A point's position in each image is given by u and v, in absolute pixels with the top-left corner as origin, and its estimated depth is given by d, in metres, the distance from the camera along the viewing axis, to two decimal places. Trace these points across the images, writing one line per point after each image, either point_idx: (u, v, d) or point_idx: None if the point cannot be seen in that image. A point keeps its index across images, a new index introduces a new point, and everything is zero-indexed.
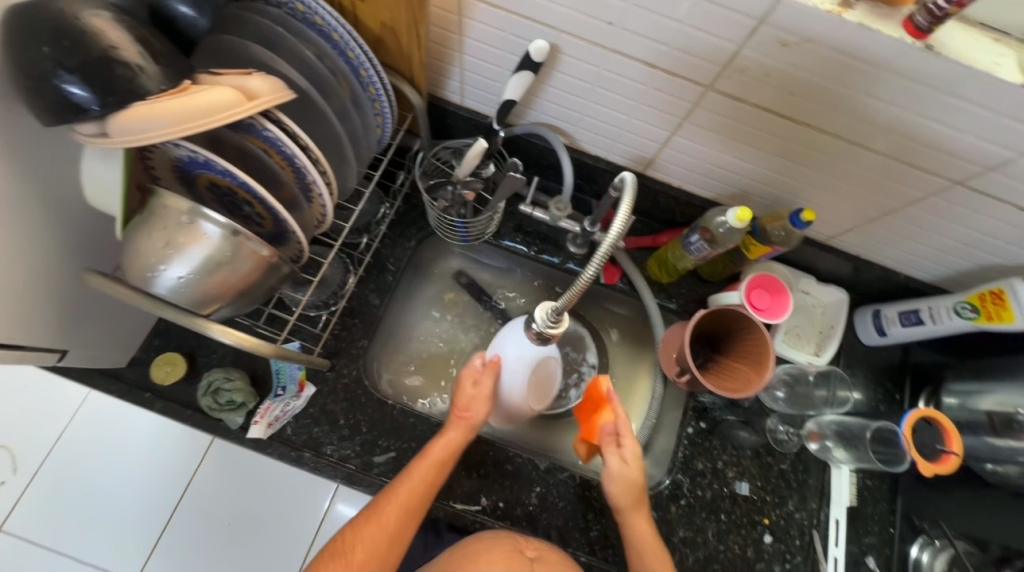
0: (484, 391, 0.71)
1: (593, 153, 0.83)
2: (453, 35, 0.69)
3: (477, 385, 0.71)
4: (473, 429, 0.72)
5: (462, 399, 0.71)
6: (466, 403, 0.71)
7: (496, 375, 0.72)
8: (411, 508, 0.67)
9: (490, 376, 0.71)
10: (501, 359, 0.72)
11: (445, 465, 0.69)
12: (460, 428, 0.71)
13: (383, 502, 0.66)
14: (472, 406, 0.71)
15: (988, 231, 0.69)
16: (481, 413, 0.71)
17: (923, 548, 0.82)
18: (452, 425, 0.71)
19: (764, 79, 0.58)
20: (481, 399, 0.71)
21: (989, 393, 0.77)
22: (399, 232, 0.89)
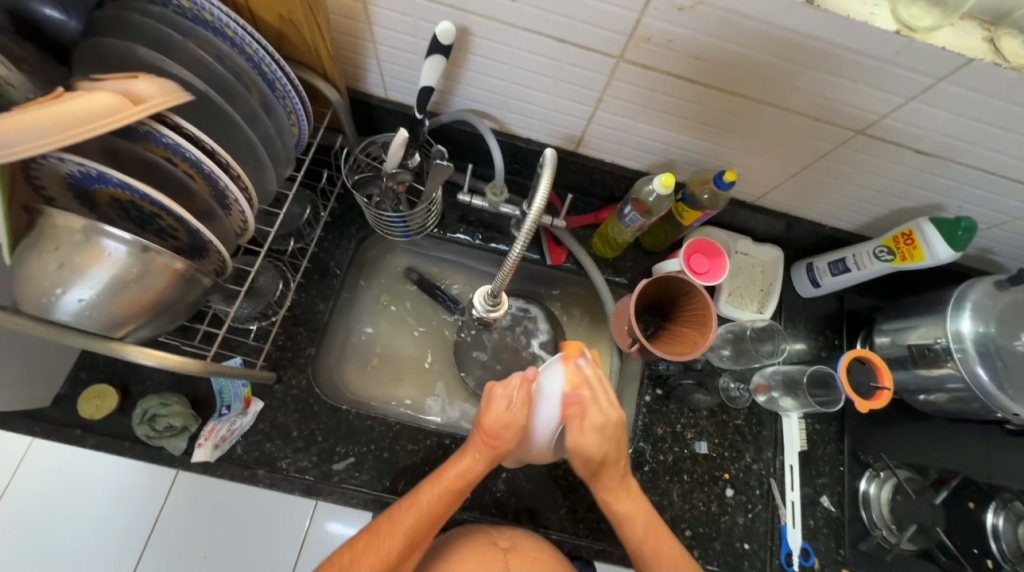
0: (518, 418, 0.64)
1: (524, 135, 0.83)
2: (360, 24, 0.66)
3: (512, 409, 0.64)
4: (498, 455, 0.66)
5: (493, 423, 0.64)
6: (496, 429, 0.65)
7: (532, 404, 0.64)
8: (415, 534, 0.63)
9: (526, 403, 0.64)
10: (541, 389, 0.64)
11: (461, 489, 0.66)
12: (484, 453, 0.66)
13: (386, 528, 0.62)
14: (502, 433, 0.65)
15: (898, 177, 0.72)
16: (511, 444, 0.65)
17: (870, 481, 0.86)
18: (478, 446, 0.66)
19: (671, 45, 0.59)
20: (513, 427, 0.64)
21: (914, 328, 0.80)
22: (338, 234, 0.87)
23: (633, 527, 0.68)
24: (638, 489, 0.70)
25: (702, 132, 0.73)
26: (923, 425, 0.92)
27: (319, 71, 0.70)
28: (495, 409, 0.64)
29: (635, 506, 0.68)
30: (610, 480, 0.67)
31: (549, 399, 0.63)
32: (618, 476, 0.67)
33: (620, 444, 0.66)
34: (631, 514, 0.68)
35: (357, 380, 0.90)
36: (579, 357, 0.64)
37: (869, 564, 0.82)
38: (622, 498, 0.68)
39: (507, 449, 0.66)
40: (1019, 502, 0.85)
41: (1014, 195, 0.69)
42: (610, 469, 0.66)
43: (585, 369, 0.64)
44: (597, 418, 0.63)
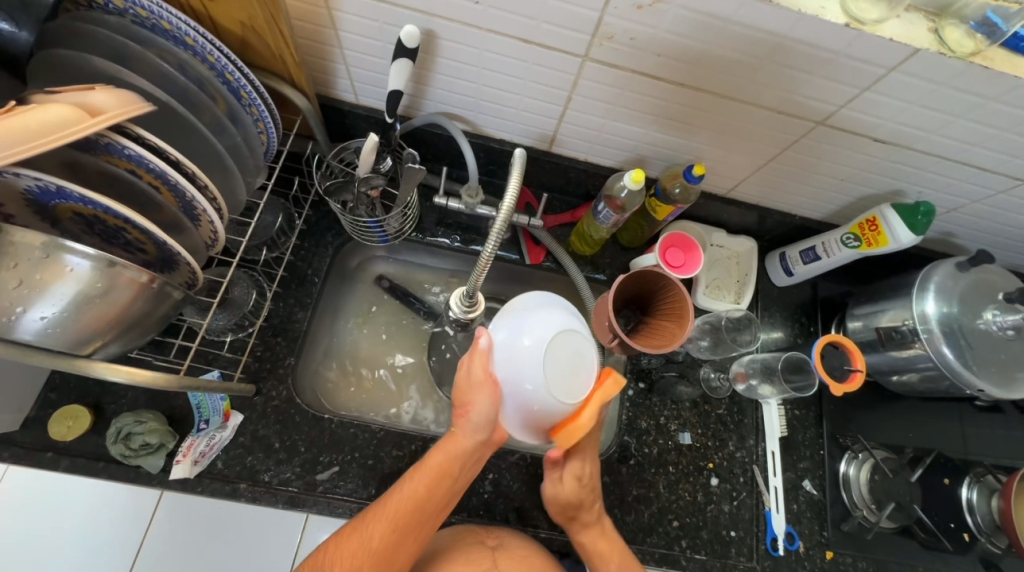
0: (478, 376, 0.59)
1: (497, 136, 0.83)
2: (326, 30, 0.66)
3: (469, 371, 0.60)
4: (475, 426, 0.62)
5: (458, 391, 0.62)
6: (464, 396, 0.62)
7: (489, 362, 0.58)
8: (397, 524, 0.61)
9: (482, 361, 0.58)
10: (492, 344, 0.58)
11: (445, 470, 0.63)
12: (464, 427, 0.63)
13: (370, 518, 0.61)
14: (468, 396, 0.61)
15: (859, 166, 0.74)
16: (479, 410, 0.60)
17: (850, 463, 0.88)
18: (456, 421, 0.64)
19: (633, 43, 0.60)
20: (477, 390, 0.60)
21: (884, 311, 0.83)
22: (315, 241, 0.87)
23: (606, 563, 0.69)
24: (610, 527, 0.72)
25: (670, 128, 0.74)
26: (898, 406, 0.94)
27: (286, 78, 0.70)
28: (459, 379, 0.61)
29: (607, 543, 0.70)
30: (584, 520, 0.70)
31: (500, 346, 0.58)
32: (592, 513, 0.71)
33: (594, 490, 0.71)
34: (605, 547, 0.70)
35: (340, 388, 0.90)
36: (530, 298, 0.59)
37: (851, 544, 0.84)
38: (598, 533, 0.70)
39: (478, 416, 0.61)
40: (990, 476, 0.88)
41: (968, 179, 0.72)
42: (581, 513, 0.70)
43: (544, 305, 0.58)
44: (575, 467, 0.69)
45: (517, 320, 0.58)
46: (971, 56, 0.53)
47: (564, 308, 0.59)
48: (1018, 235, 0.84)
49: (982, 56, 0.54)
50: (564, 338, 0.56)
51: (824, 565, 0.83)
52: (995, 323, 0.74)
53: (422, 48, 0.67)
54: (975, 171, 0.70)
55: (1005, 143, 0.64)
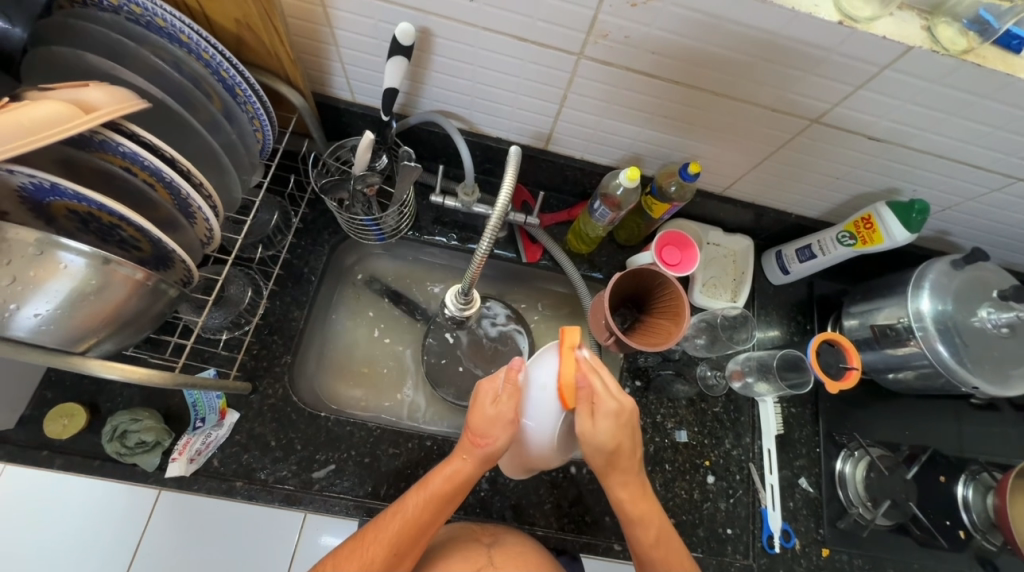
0: (507, 413, 0.59)
1: (494, 134, 0.83)
2: (321, 27, 0.66)
3: (500, 403, 0.59)
4: (487, 456, 0.61)
5: (478, 419, 0.60)
6: (483, 426, 0.60)
7: (521, 397, 0.60)
8: (397, 548, 0.59)
9: (515, 398, 0.59)
10: (529, 379, 0.59)
11: (450, 493, 0.62)
12: (473, 455, 0.61)
13: (370, 538, 0.60)
14: (485, 429, 0.60)
15: (853, 164, 0.74)
16: (500, 442, 0.60)
17: (846, 460, 0.88)
18: (466, 447, 0.62)
19: (627, 41, 0.60)
20: (501, 424, 0.59)
21: (880, 309, 0.83)
22: (311, 239, 0.87)
23: (644, 528, 0.63)
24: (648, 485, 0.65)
25: (666, 126, 0.74)
26: (894, 404, 0.95)
27: (282, 75, 0.70)
28: (481, 405, 0.60)
29: (645, 504, 0.63)
30: (622, 474, 0.62)
31: (539, 389, 0.59)
32: (631, 467, 0.62)
33: (632, 433, 0.60)
34: (645, 513, 0.63)
35: (336, 387, 0.90)
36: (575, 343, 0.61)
37: (848, 542, 0.84)
38: (638, 499, 0.63)
39: (494, 452, 0.60)
40: (986, 474, 0.89)
41: (962, 177, 0.72)
42: (620, 464, 0.61)
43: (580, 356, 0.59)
44: (609, 406, 0.57)
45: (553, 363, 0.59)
46: (964, 53, 0.54)
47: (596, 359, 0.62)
48: (1013, 234, 0.84)
49: (974, 54, 0.54)
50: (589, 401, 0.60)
51: (820, 563, 0.83)
52: (989, 320, 0.74)
53: (417, 46, 0.67)
54: (969, 169, 0.70)
55: (999, 141, 0.64)
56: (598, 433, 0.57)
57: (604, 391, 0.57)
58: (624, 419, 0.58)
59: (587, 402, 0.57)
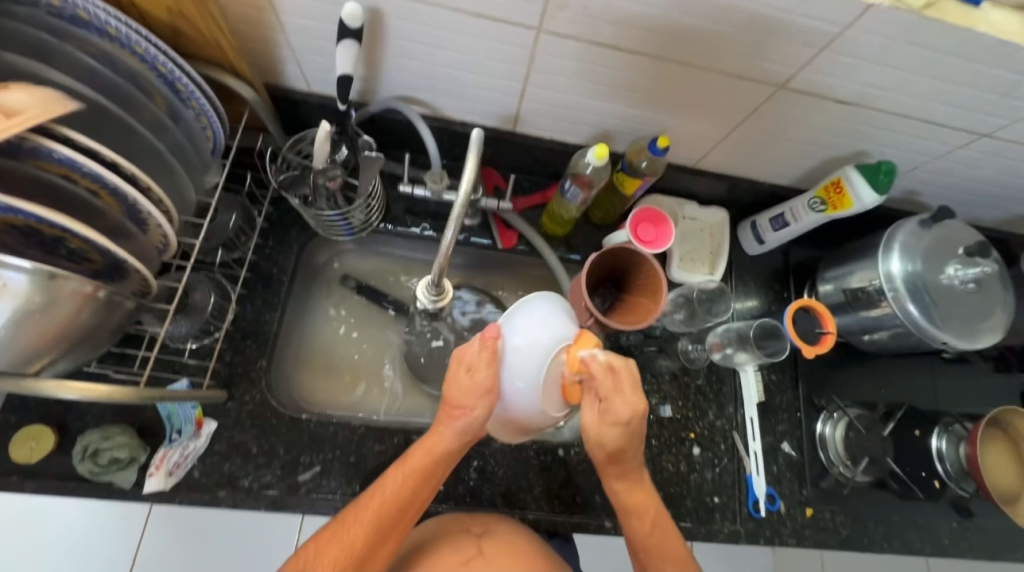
0: (483, 382, 0.58)
1: (459, 118, 0.81)
2: (266, 13, 0.62)
3: (476, 372, 0.58)
4: (464, 426, 0.60)
5: (453, 389, 0.59)
6: (458, 396, 0.60)
7: (499, 363, 0.58)
8: (380, 525, 0.59)
9: (491, 364, 0.58)
10: (506, 345, 0.58)
11: (429, 467, 0.62)
12: (450, 426, 0.61)
13: (350, 519, 0.59)
14: (460, 397, 0.59)
15: (822, 129, 0.74)
16: (477, 409, 0.59)
17: (826, 422, 0.90)
18: (443, 419, 0.62)
19: (587, 12, 0.58)
20: (478, 393, 0.59)
21: (855, 272, 0.84)
22: (279, 238, 0.84)
23: (640, 522, 0.63)
24: (649, 482, 0.65)
25: (633, 100, 0.73)
26: (870, 364, 0.97)
27: (229, 67, 0.66)
28: (457, 377, 0.59)
29: (644, 497, 0.64)
30: (619, 472, 0.63)
31: (516, 353, 0.57)
32: (634, 469, 0.63)
33: (637, 437, 0.61)
34: (645, 508, 0.63)
35: (318, 388, 0.88)
36: (540, 298, 0.60)
37: (830, 501, 0.87)
38: (635, 495, 0.64)
39: (472, 421, 0.60)
40: (957, 424, 0.91)
41: (926, 136, 0.73)
42: (621, 464, 0.62)
43: (550, 312, 0.59)
44: (619, 409, 0.58)
45: (524, 321, 0.58)
46: (924, 8, 0.53)
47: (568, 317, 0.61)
48: (979, 189, 0.85)
49: (934, 9, 0.53)
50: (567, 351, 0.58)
51: (804, 523, 0.86)
52: (957, 277, 0.76)
53: (370, 28, 0.64)
54: (934, 127, 0.71)
55: (961, 97, 0.64)
56: (602, 430, 0.59)
57: (611, 389, 0.57)
58: (629, 423, 0.58)
59: (593, 401, 0.59)
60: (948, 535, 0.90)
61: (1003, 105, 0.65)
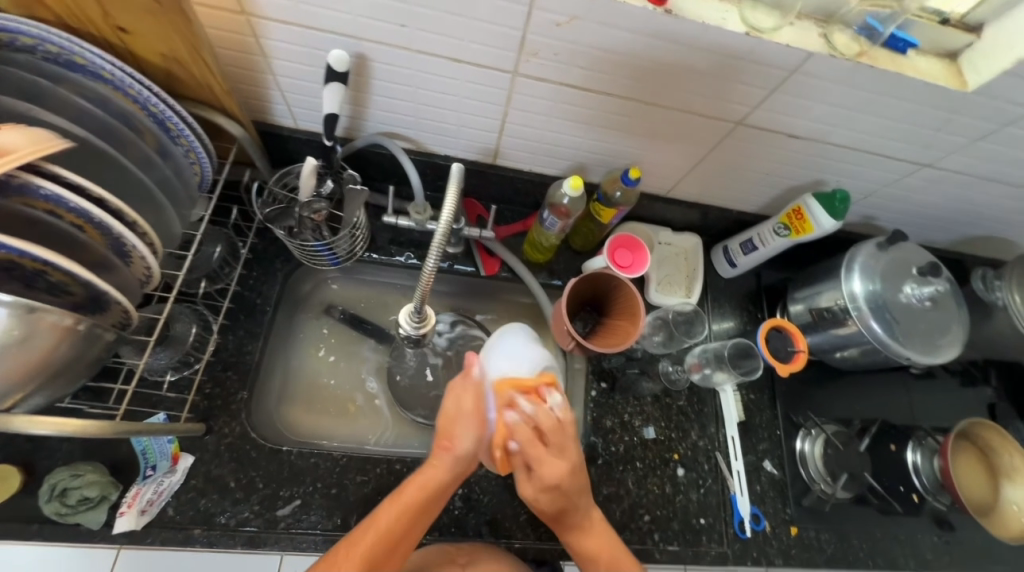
0: (469, 410, 0.63)
1: (442, 152, 0.84)
2: (255, 57, 0.66)
3: (463, 402, 0.64)
4: (457, 459, 0.64)
5: (444, 421, 0.64)
6: (449, 428, 0.64)
7: (481, 393, 0.64)
8: (373, 562, 0.58)
9: (476, 393, 0.64)
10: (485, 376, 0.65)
11: (423, 501, 0.62)
12: (444, 460, 0.64)
13: (342, 553, 0.58)
14: (452, 426, 0.64)
15: (780, 160, 0.80)
16: (466, 441, 0.63)
17: (805, 440, 0.92)
18: (436, 452, 0.65)
19: (557, 58, 0.63)
20: (465, 420, 0.63)
21: (821, 292, 0.88)
22: (264, 268, 0.85)
23: (597, 565, 0.66)
24: (601, 526, 0.68)
25: (605, 135, 0.78)
26: (844, 381, 1.00)
27: (218, 106, 0.68)
28: (448, 407, 0.64)
29: (598, 543, 0.67)
30: (569, 522, 0.67)
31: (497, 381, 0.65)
32: (580, 517, 0.67)
33: (575, 494, 0.65)
34: (599, 549, 0.66)
35: (300, 419, 0.87)
36: (513, 334, 0.70)
37: (813, 519, 0.88)
38: (588, 535, 0.67)
39: (463, 450, 0.63)
40: (931, 438, 0.94)
41: (875, 166, 0.79)
42: (569, 516, 0.66)
43: (525, 345, 0.68)
44: (544, 469, 0.62)
45: (501, 354, 0.68)
46: (857, 56, 0.59)
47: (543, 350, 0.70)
48: (929, 213, 0.91)
49: (866, 56, 0.60)
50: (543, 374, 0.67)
51: (790, 542, 0.86)
52: (914, 295, 0.80)
53: (355, 71, 0.67)
54: (881, 158, 0.77)
55: (901, 131, 0.70)
56: (537, 495, 0.64)
57: (538, 460, 0.62)
58: (555, 489, 0.63)
59: (524, 469, 0.64)
60: (931, 550, 0.91)
61: (938, 138, 0.71)
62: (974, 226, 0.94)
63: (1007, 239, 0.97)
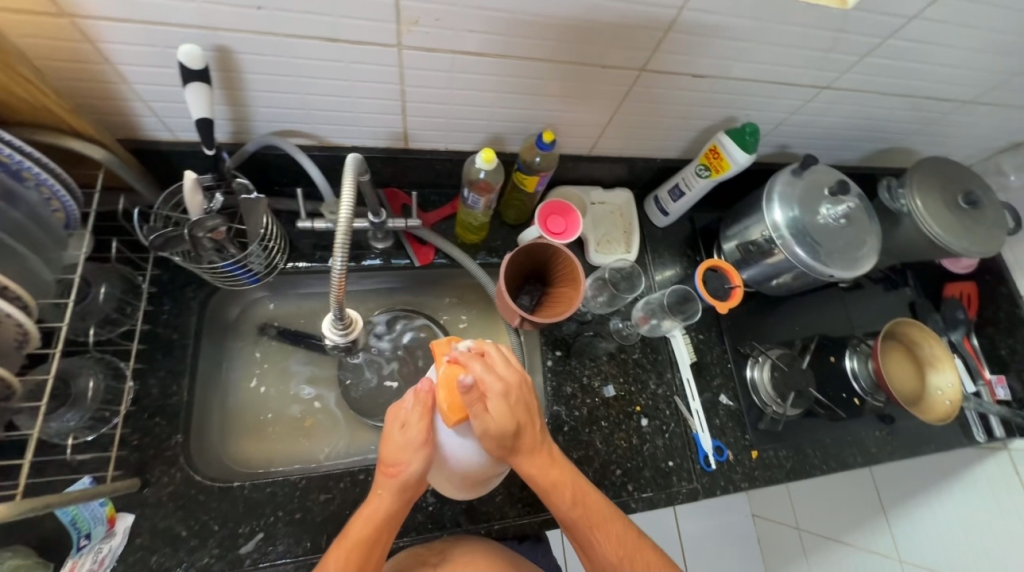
0: (417, 437, 0.59)
1: (347, 143, 0.79)
2: (98, 66, 0.57)
3: (409, 429, 0.59)
4: (404, 486, 0.59)
5: (388, 446, 0.59)
6: (395, 454, 0.59)
7: (432, 416, 0.60)
8: None
9: (425, 417, 0.59)
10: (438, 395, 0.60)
11: (372, 535, 0.58)
12: (390, 488, 0.59)
13: None
14: (398, 455, 0.59)
15: (690, 103, 0.80)
16: (413, 464, 0.58)
17: (754, 367, 0.97)
18: (381, 481, 0.60)
19: (440, 24, 0.58)
20: (413, 447, 0.59)
21: (749, 227, 0.91)
22: (175, 300, 0.78)
23: (561, 495, 0.63)
24: (557, 455, 0.65)
25: (514, 100, 0.74)
26: (782, 306, 1.05)
27: (66, 128, 0.60)
28: (393, 435, 0.60)
29: (557, 472, 0.64)
30: (528, 452, 0.62)
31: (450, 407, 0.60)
32: (533, 441, 0.62)
33: (529, 408, 0.62)
34: (559, 477, 0.64)
35: (252, 449, 0.83)
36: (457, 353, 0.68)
37: (770, 440, 0.93)
38: (548, 473, 0.63)
39: (411, 478, 0.59)
40: (864, 343, 1.02)
41: (779, 95, 0.80)
42: (524, 442, 0.61)
43: None
44: (496, 384, 0.58)
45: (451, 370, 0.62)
46: None
47: None
48: (836, 134, 0.95)
49: None
50: None
51: (752, 465, 0.91)
52: (830, 215, 0.84)
53: (221, 67, 0.60)
54: (783, 87, 0.78)
55: (796, 57, 0.71)
56: (499, 414, 0.57)
57: (489, 376, 0.59)
58: (510, 407, 0.58)
59: (478, 389, 0.58)
60: (875, 444, 0.99)
61: (831, 59, 0.72)
62: (877, 140, 0.99)
63: (907, 148, 1.03)
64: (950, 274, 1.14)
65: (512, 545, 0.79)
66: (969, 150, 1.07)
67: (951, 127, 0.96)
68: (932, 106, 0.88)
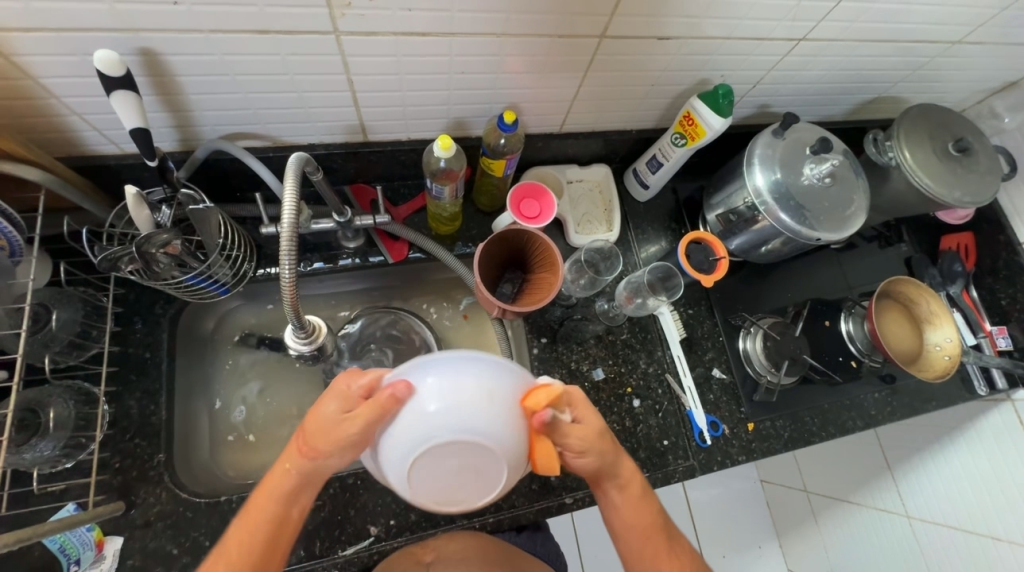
0: (348, 429, 0.49)
1: (303, 141, 0.75)
2: (20, 81, 0.54)
3: (342, 413, 0.49)
4: (319, 472, 0.52)
5: (312, 424, 0.50)
6: (315, 435, 0.50)
7: (384, 424, 0.48)
8: None
9: (370, 418, 0.48)
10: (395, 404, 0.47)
11: (279, 515, 0.52)
12: (306, 471, 0.52)
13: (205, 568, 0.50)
14: (321, 440, 0.50)
15: (659, 67, 0.75)
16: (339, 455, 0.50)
17: (746, 338, 0.95)
18: (294, 458, 0.52)
19: (376, 5, 0.54)
20: (339, 437, 0.49)
21: (731, 194, 0.87)
22: (145, 317, 0.76)
23: (634, 534, 0.60)
24: (646, 498, 0.62)
25: (471, 82, 0.70)
26: (774, 273, 1.02)
27: None
28: (324, 408, 0.50)
29: (640, 511, 0.61)
30: (614, 485, 0.60)
31: (406, 428, 0.47)
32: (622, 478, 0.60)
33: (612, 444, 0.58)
34: (638, 515, 0.60)
35: (244, 459, 0.82)
36: (466, 370, 0.48)
37: (767, 411, 0.91)
38: (630, 504, 0.60)
39: (330, 463, 0.51)
40: (858, 305, 0.99)
41: (753, 52, 0.75)
42: (612, 479, 0.60)
43: (470, 387, 0.47)
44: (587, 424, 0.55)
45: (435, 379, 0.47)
46: None
47: (496, 410, 0.47)
48: (819, 88, 0.90)
49: None
50: (465, 447, 0.46)
51: (749, 437, 0.90)
52: (814, 175, 0.80)
53: (150, 72, 0.57)
54: (756, 42, 0.73)
55: (766, 9, 0.67)
56: (591, 441, 0.54)
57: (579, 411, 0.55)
58: (603, 436, 0.55)
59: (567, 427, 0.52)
60: (874, 406, 0.97)
61: (803, 9, 0.68)
62: (863, 91, 0.94)
63: (895, 97, 0.98)
64: (944, 226, 1.11)
65: (509, 536, 0.78)
66: (962, 93, 1.01)
67: (941, 70, 0.91)
68: (918, 50, 0.83)
